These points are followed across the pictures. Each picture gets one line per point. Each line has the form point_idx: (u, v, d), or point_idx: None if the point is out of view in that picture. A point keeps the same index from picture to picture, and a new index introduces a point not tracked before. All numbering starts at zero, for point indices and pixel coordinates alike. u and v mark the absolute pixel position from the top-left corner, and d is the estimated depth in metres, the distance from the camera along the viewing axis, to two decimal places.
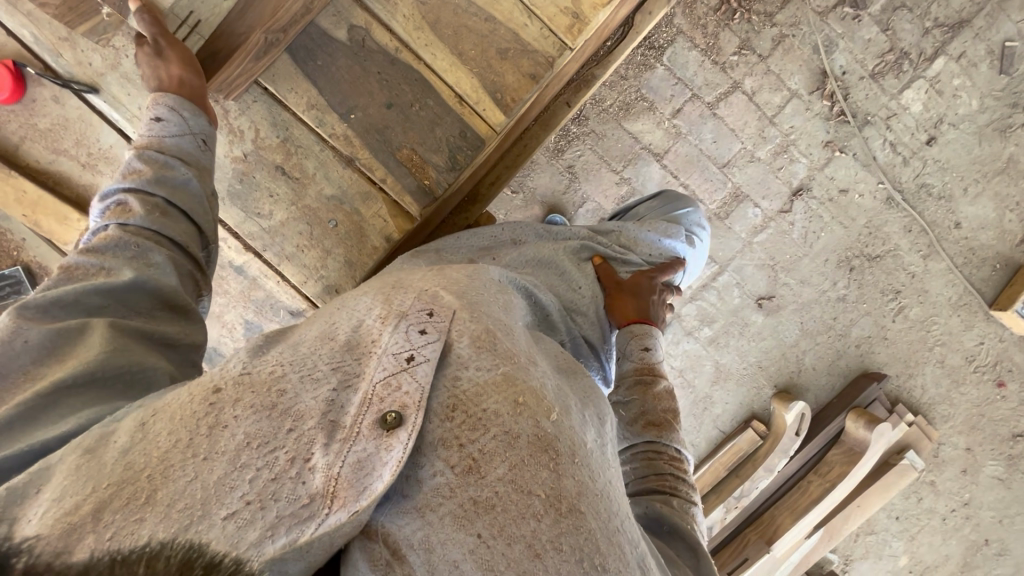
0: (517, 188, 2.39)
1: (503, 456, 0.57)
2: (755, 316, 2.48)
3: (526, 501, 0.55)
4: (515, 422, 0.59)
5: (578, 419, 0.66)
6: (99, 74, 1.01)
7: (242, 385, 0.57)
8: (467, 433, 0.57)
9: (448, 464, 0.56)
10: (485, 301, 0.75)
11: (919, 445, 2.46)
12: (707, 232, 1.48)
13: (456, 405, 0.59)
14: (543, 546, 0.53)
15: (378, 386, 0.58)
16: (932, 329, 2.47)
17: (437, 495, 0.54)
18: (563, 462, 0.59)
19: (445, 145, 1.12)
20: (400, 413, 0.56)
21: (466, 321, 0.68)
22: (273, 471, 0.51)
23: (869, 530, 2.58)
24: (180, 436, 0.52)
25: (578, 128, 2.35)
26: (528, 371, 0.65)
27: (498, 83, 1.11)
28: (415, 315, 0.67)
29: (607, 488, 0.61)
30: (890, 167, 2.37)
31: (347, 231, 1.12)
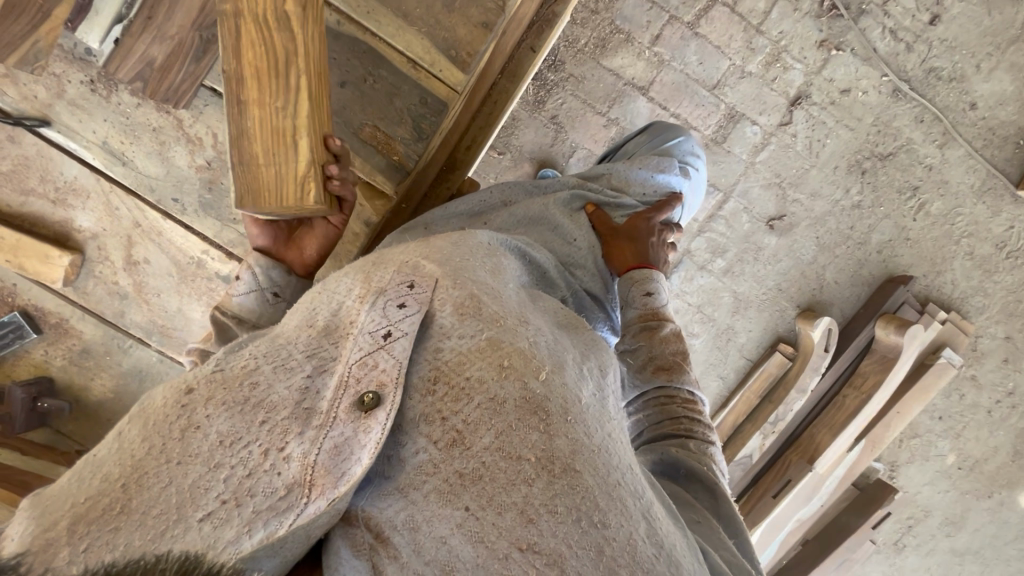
0: (504, 148, 2.32)
1: (488, 424, 0.55)
2: (768, 239, 2.40)
3: (517, 467, 0.54)
4: (501, 388, 0.57)
5: (572, 375, 0.63)
6: (46, 105, 0.98)
7: (214, 382, 0.56)
8: (450, 405, 0.56)
9: (431, 440, 0.55)
10: (471, 262, 0.72)
11: (955, 342, 2.40)
12: (704, 162, 1.35)
13: (438, 377, 0.58)
14: (537, 510, 0.52)
15: (354, 368, 0.57)
16: (956, 221, 2.36)
17: (420, 473, 0.54)
18: (554, 421, 0.57)
19: (407, 115, 1.08)
20: (377, 392, 0.56)
21: (448, 288, 0.65)
22: (247, 467, 0.51)
23: (912, 434, 2.55)
24: (152, 442, 0.52)
25: (556, 75, 2.25)
26: (515, 333, 0.63)
27: (450, 40, 1.05)
28: (394, 290, 0.64)
29: (606, 444, 0.59)
30: (892, 56, 2.21)
31: None
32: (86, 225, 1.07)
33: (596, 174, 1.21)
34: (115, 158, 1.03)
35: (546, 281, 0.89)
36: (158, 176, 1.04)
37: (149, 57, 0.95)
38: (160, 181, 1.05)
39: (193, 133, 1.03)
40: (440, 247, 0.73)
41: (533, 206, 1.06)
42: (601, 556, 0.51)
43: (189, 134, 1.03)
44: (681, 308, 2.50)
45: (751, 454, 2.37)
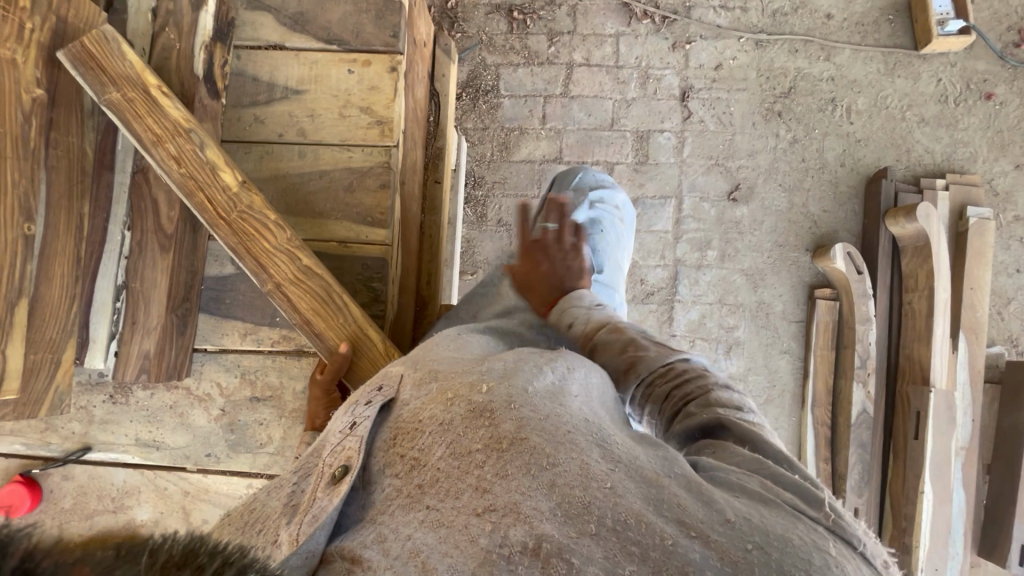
0: (474, 268, 2.49)
1: (439, 440, 0.59)
2: (739, 210, 2.45)
3: (467, 459, 0.56)
4: (448, 410, 0.62)
5: (525, 374, 0.66)
6: (84, 434, 1.15)
7: (227, 522, 0.72)
8: (407, 444, 0.62)
9: (394, 475, 0.60)
10: (432, 350, 0.82)
11: (973, 196, 2.31)
12: (603, 184, 1.52)
13: (397, 432, 0.65)
14: (488, 480, 0.53)
15: (330, 458, 0.69)
16: (889, 102, 2.42)
17: (387, 501, 0.59)
18: (495, 407, 0.59)
19: (359, 284, 1.20)
20: (346, 463, 0.66)
21: (408, 374, 0.75)
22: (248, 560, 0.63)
23: (1006, 300, 2.32)
24: None
25: (482, 189, 2.51)
26: (465, 371, 0.69)
27: (362, 211, 1.21)
28: (365, 396, 0.76)
29: (556, 411, 0.60)
30: (736, 22, 2.46)
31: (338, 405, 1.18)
32: (146, 516, 1.17)
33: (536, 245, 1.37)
34: (149, 447, 1.16)
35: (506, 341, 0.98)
36: (187, 443, 1.16)
37: (144, 351, 1.10)
38: (190, 446, 1.16)
39: (203, 392, 1.17)
40: (413, 351, 0.84)
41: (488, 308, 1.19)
42: (555, 490, 0.51)
43: (199, 394, 1.17)
44: (704, 312, 2.44)
45: (865, 408, 2.18)
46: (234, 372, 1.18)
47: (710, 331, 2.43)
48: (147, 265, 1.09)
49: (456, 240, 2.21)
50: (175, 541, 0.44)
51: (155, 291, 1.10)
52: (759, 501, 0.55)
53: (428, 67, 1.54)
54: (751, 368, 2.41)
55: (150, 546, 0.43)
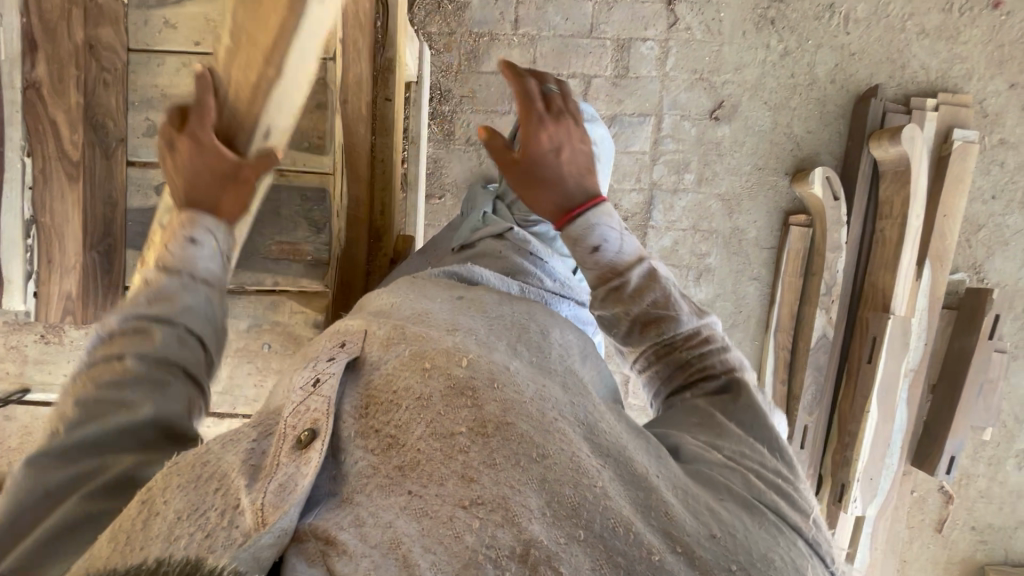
0: (442, 191, 2.37)
1: (418, 419, 0.61)
2: (720, 130, 2.32)
3: (452, 441, 0.59)
4: (426, 384, 0.64)
5: (503, 355, 0.70)
6: (20, 376, 1.11)
7: (167, 474, 0.61)
8: (381, 417, 0.63)
9: (368, 449, 0.61)
10: (406, 303, 0.83)
11: (962, 118, 2.21)
12: (590, 108, 1.45)
13: (368, 400, 0.65)
14: (476, 470, 0.56)
15: (291, 417, 0.64)
16: (890, 10, 2.23)
17: (362, 477, 0.59)
18: (478, 389, 0.63)
19: (299, 217, 1.10)
20: (313, 427, 0.62)
21: (376, 331, 0.75)
22: (205, 529, 0.55)
23: (975, 227, 2.31)
24: (117, 539, 0.56)
25: (449, 105, 2.32)
26: (439, 341, 0.70)
27: (297, 134, 1.08)
28: (326, 351, 0.73)
29: (540, 393, 0.64)
30: None
31: (282, 345, 1.14)
32: None
33: (505, 198, 1.33)
34: None
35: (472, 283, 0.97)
36: None
37: (66, 290, 1.02)
38: None
39: None
40: (375, 306, 0.86)
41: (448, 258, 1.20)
42: (545, 483, 0.56)
43: None
44: (677, 238, 2.39)
45: (825, 333, 2.24)
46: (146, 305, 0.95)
47: (681, 258, 2.41)
48: (55, 197, 1.00)
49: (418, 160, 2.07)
50: None
51: (67, 226, 1.01)
52: (726, 492, 0.63)
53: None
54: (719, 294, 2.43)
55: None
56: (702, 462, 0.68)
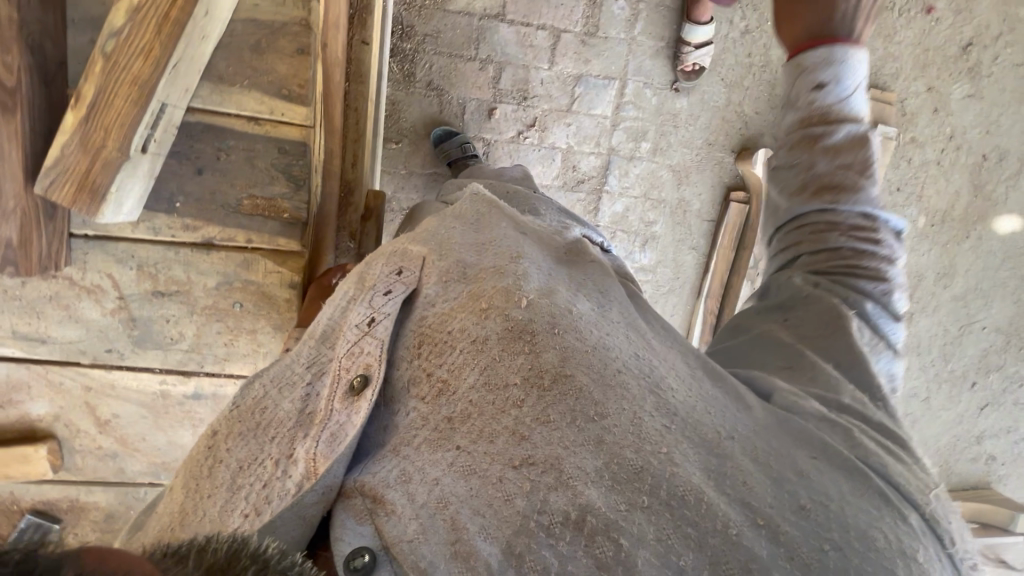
0: (399, 135, 2.25)
1: (472, 368, 0.78)
2: (679, 102, 2.39)
3: (507, 393, 0.75)
4: (483, 327, 0.80)
5: (567, 298, 0.84)
6: None
7: (228, 425, 0.87)
8: (434, 362, 0.81)
9: (420, 397, 0.80)
10: (460, 237, 0.96)
11: (886, 114, 2.44)
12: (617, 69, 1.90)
13: (422, 341, 0.84)
14: (526, 429, 0.72)
15: (344, 360, 0.85)
16: None
17: (413, 428, 0.78)
18: (537, 338, 0.77)
19: (274, 169, 1.32)
20: (364, 374, 0.83)
21: (433, 265, 0.91)
22: (263, 480, 0.81)
23: None
24: (192, 481, 0.84)
25: (411, 43, 2.18)
26: (498, 280, 0.85)
27: (274, 81, 1.29)
28: (385, 281, 0.91)
29: (602, 341, 0.79)
30: None
31: (255, 304, 1.40)
32: None
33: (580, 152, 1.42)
34: (37, 339, 1.34)
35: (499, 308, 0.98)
36: (83, 336, 1.36)
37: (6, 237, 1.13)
38: (86, 341, 1.37)
39: (89, 283, 1.32)
40: (428, 231, 1.00)
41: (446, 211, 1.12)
42: (600, 449, 0.69)
43: (85, 284, 1.32)
44: (628, 205, 2.48)
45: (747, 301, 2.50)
46: (233, 208, 1.31)
47: (631, 224, 2.51)
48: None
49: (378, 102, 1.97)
50: (221, 547, 0.52)
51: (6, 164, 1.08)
52: (824, 453, 0.75)
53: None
54: (661, 261, 2.58)
55: (197, 550, 0.51)
56: (798, 415, 0.82)
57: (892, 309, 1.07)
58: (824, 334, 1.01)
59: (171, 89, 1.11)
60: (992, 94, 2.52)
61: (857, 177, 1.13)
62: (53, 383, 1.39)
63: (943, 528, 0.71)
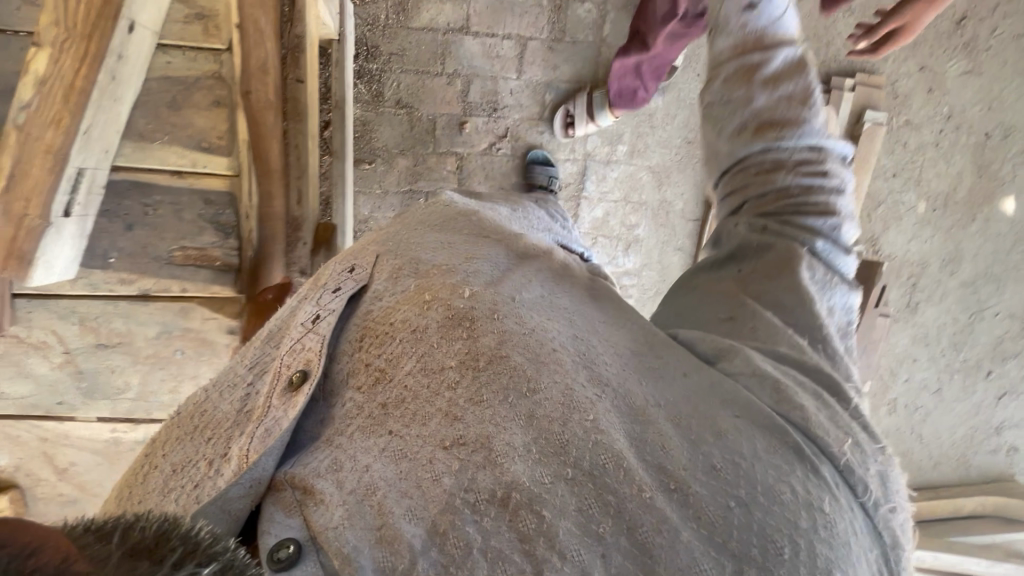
0: (372, 156, 2.26)
1: (409, 354, 0.68)
2: (654, 101, 2.33)
3: (442, 376, 0.65)
4: (423, 316, 0.70)
5: (512, 282, 0.74)
6: None
7: (171, 430, 0.75)
8: (372, 351, 0.70)
9: (358, 386, 0.68)
10: (421, 226, 0.83)
11: (874, 99, 2.34)
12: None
13: (366, 331, 0.71)
14: (460, 408, 0.63)
15: (286, 356, 0.71)
16: None
17: (348, 417, 0.67)
18: (478, 323, 0.68)
19: (203, 222, 1.07)
20: (305, 369, 0.69)
21: (385, 255, 0.79)
22: (195, 480, 0.66)
23: (875, 203, 2.52)
24: (128, 494, 0.72)
25: (377, 62, 2.18)
26: (451, 273, 0.74)
27: (194, 134, 1.06)
28: (337, 274, 0.78)
29: (542, 325, 0.69)
30: None
31: (196, 350, 1.15)
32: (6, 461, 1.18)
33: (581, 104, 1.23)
34: None
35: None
36: (33, 391, 1.12)
37: None
38: (38, 395, 1.12)
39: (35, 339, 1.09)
40: (395, 223, 0.86)
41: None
42: (531, 421, 0.62)
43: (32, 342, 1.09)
44: (608, 210, 2.44)
45: None
46: (163, 259, 1.06)
47: (612, 229, 2.47)
48: None
49: (344, 126, 2.01)
50: (149, 526, 0.43)
51: None
52: (758, 417, 0.64)
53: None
54: (646, 264, 2.54)
55: (124, 527, 0.42)
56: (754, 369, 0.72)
57: (842, 242, 0.90)
58: (775, 275, 0.83)
59: (87, 154, 0.94)
60: (992, 68, 2.37)
61: (800, 109, 0.94)
62: (10, 436, 1.16)
63: (889, 489, 0.65)
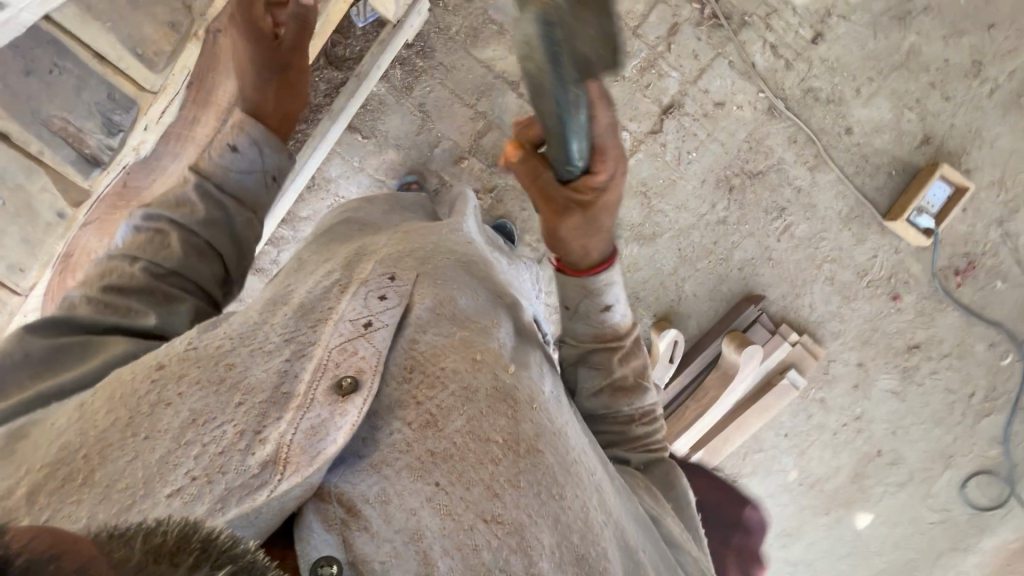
0: (369, 133, 2.27)
1: (459, 410, 0.75)
2: (628, 248, 2.40)
3: (486, 448, 0.73)
4: (475, 376, 0.78)
5: (536, 376, 0.88)
6: None
7: (185, 360, 0.75)
8: (424, 391, 0.76)
9: (405, 421, 0.74)
10: (449, 267, 0.95)
11: (803, 363, 2.41)
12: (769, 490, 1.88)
13: (412, 365, 0.78)
14: (501, 488, 0.71)
15: (334, 353, 0.76)
16: (820, 245, 2.38)
17: (394, 450, 0.72)
18: (519, 406, 0.79)
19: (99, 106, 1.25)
20: (355, 378, 0.74)
21: (424, 284, 0.88)
22: (221, 445, 0.67)
23: (756, 448, 2.61)
24: (120, 413, 0.69)
25: (425, 61, 2.21)
26: (484, 335, 0.85)
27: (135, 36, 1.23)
28: (377, 282, 0.86)
29: (564, 427, 0.84)
30: (772, 72, 2.24)
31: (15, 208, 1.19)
32: None
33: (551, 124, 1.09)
34: None
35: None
36: None
37: None
38: None
39: None
40: (420, 245, 0.98)
41: (117, 276, 0.98)
42: (556, 526, 0.73)
43: None
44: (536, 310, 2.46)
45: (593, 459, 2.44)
46: (40, 118, 1.18)
47: None
48: None
49: (357, 94, 2.01)
50: (170, 528, 0.47)
51: None
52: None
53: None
54: None
55: (145, 531, 0.47)
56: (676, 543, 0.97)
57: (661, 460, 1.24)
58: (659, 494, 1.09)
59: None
60: (912, 402, 2.51)
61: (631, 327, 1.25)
62: None
63: None
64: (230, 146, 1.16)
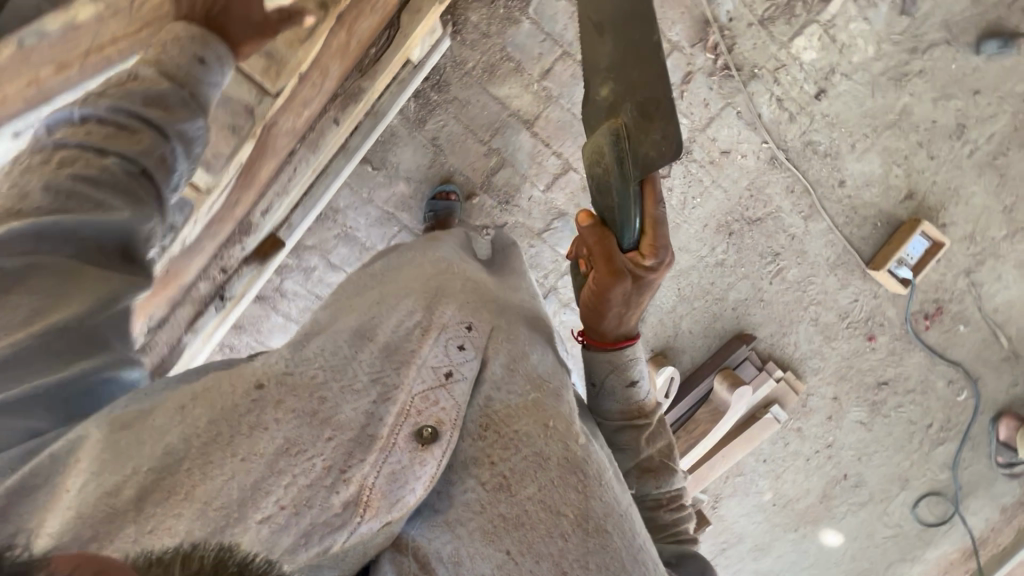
0: (380, 164, 2.24)
1: (531, 477, 0.81)
2: None
3: (556, 520, 0.79)
4: (546, 445, 0.84)
5: (601, 454, 0.94)
6: None
7: (283, 386, 0.80)
8: (499, 453, 0.82)
9: (480, 482, 0.80)
10: (515, 322, 1.00)
11: (785, 399, 2.59)
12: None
13: (488, 424, 0.84)
14: (568, 562, 0.77)
15: (417, 401, 0.81)
16: (808, 288, 2.53)
17: (468, 509, 0.79)
18: (589, 481, 0.84)
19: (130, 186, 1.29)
20: (435, 428, 0.80)
21: (498, 340, 0.93)
22: (310, 479, 0.73)
23: (737, 472, 2.90)
24: (221, 428, 0.75)
25: (440, 95, 2.17)
26: (552, 400, 0.91)
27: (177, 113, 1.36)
28: (455, 331, 0.90)
29: (628, 506, 0.89)
30: (776, 124, 2.32)
31: None
32: None
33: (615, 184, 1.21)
34: None
35: (89, 339, 0.88)
36: None
37: None
38: None
39: None
40: (490, 294, 1.03)
41: (86, 166, 0.96)
42: None
43: None
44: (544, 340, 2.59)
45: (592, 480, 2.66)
46: None
47: None
48: None
49: (368, 136, 1.98)
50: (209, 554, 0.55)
51: None
52: None
53: (402, 1, 1.70)
54: None
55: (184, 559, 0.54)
56: None
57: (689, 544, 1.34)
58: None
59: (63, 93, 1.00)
60: (878, 432, 2.74)
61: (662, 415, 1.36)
62: None
63: None
64: (199, 58, 1.15)
